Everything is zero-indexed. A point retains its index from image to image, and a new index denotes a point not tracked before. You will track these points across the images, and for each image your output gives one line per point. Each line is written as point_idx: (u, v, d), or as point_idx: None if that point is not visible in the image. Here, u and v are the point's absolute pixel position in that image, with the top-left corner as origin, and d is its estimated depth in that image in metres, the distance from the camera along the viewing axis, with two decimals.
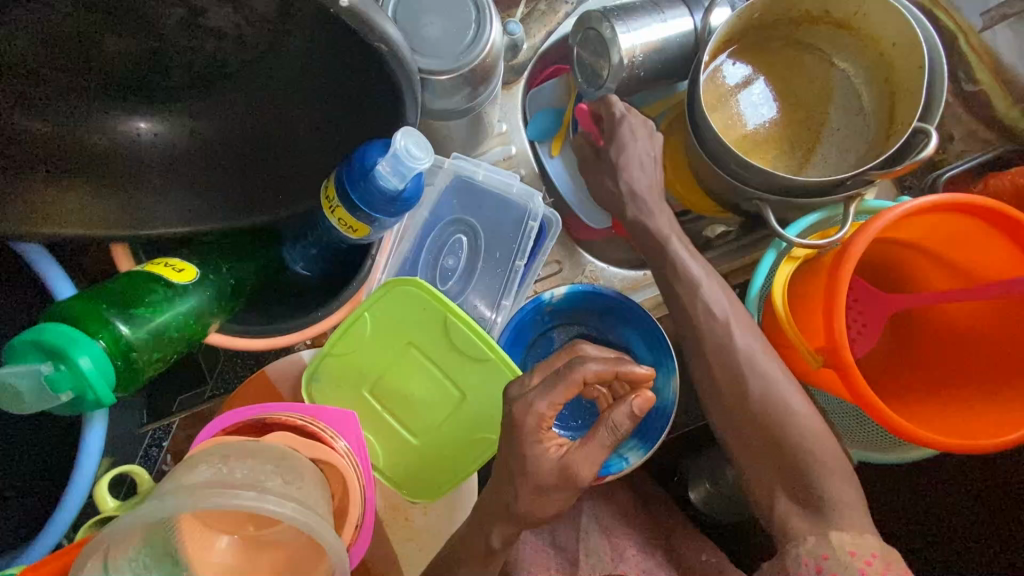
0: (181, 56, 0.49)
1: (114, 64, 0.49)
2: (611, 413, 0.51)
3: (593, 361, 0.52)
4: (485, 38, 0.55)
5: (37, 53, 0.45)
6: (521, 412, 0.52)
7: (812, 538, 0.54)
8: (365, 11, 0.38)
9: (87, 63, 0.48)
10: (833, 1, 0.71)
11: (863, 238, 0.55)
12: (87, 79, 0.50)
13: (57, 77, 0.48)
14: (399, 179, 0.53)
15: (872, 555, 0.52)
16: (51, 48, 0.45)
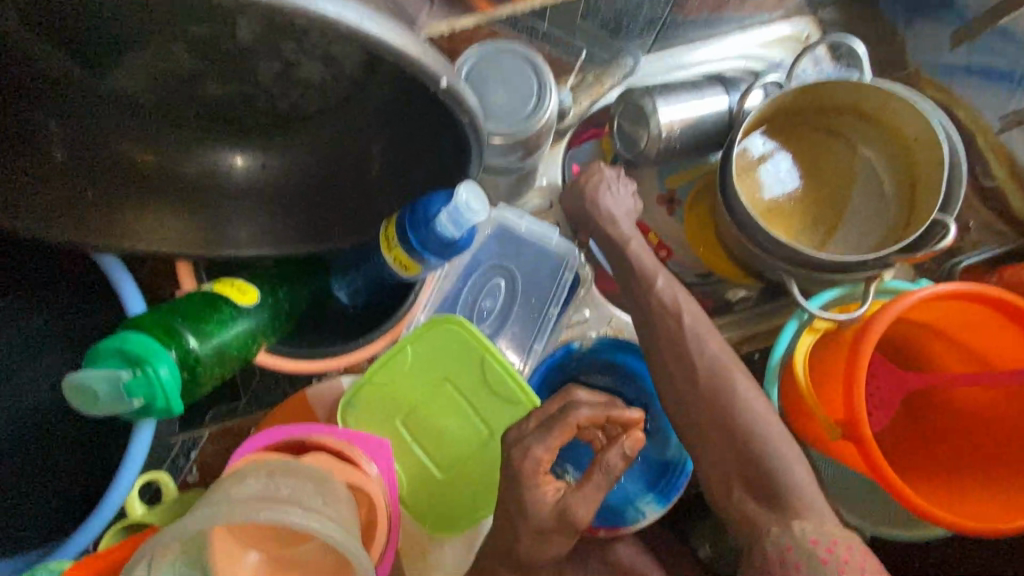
0: (271, 103, 0.54)
1: (209, 102, 0.54)
2: (605, 454, 0.52)
3: (585, 405, 0.54)
4: (544, 108, 0.61)
5: (148, 89, 0.51)
6: (518, 455, 0.53)
7: (776, 529, 0.53)
8: (459, 91, 0.41)
9: (189, 99, 0.53)
10: (860, 95, 0.77)
11: (885, 318, 0.58)
12: (187, 115, 0.55)
13: (159, 109, 0.54)
14: (455, 228, 0.61)
15: (833, 543, 0.52)
16: (160, 85, 0.51)
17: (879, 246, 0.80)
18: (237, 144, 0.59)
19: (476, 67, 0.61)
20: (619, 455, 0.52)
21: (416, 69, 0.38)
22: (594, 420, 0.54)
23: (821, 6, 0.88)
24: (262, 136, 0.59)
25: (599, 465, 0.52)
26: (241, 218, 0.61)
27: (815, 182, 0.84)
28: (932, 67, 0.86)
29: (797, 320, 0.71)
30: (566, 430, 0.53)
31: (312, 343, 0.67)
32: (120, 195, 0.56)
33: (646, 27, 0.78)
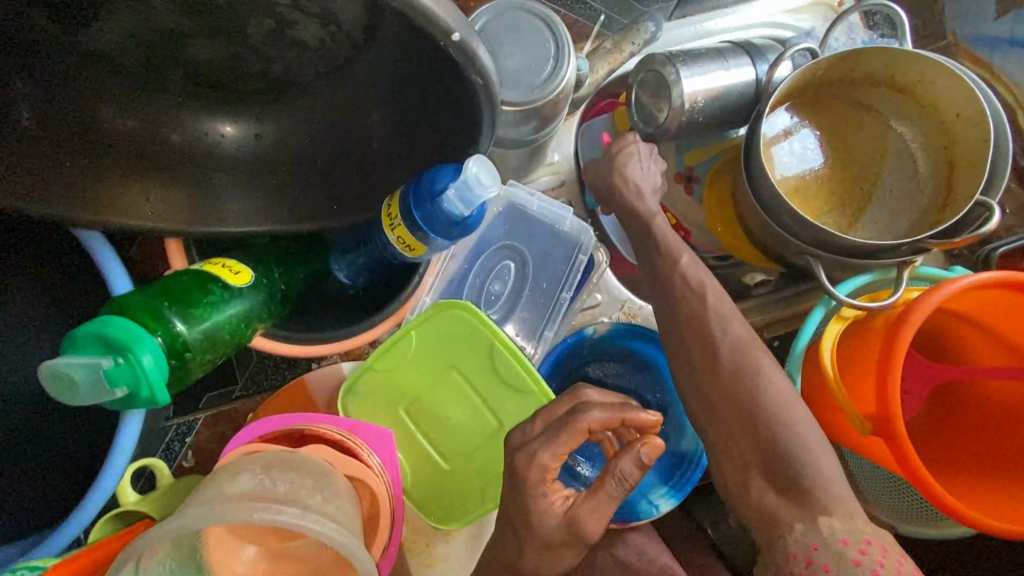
0: (264, 67, 0.49)
1: (194, 64, 0.49)
2: (617, 462, 0.48)
3: (597, 408, 0.50)
4: (562, 75, 0.56)
5: (125, 48, 0.46)
6: (522, 462, 0.49)
7: (800, 526, 0.49)
8: (473, 46, 0.37)
9: (170, 60, 0.48)
10: (899, 67, 0.71)
11: (923, 308, 0.54)
12: (169, 79, 0.50)
13: (137, 70, 0.49)
14: (465, 206, 0.56)
15: (867, 543, 0.47)
16: (137, 43, 0.46)
17: (910, 230, 0.75)
18: (227, 111, 0.55)
19: (484, 29, 0.55)
20: (634, 464, 0.48)
21: (424, 19, 0.34)
22: (609, 422, 0.50)
23: None
24: (255, 103, 0.54)
25: (613, 474, 0.48)
26: (234, 192, 0.57)
27: (844, 160, 0.79)
28: (973, 38, 0.80)
29: (824, 306, 0.68)
30: (576, 433, 0.49)
31: (312, 325, 0.63)
32: (102, 164, 0.52)
33: None
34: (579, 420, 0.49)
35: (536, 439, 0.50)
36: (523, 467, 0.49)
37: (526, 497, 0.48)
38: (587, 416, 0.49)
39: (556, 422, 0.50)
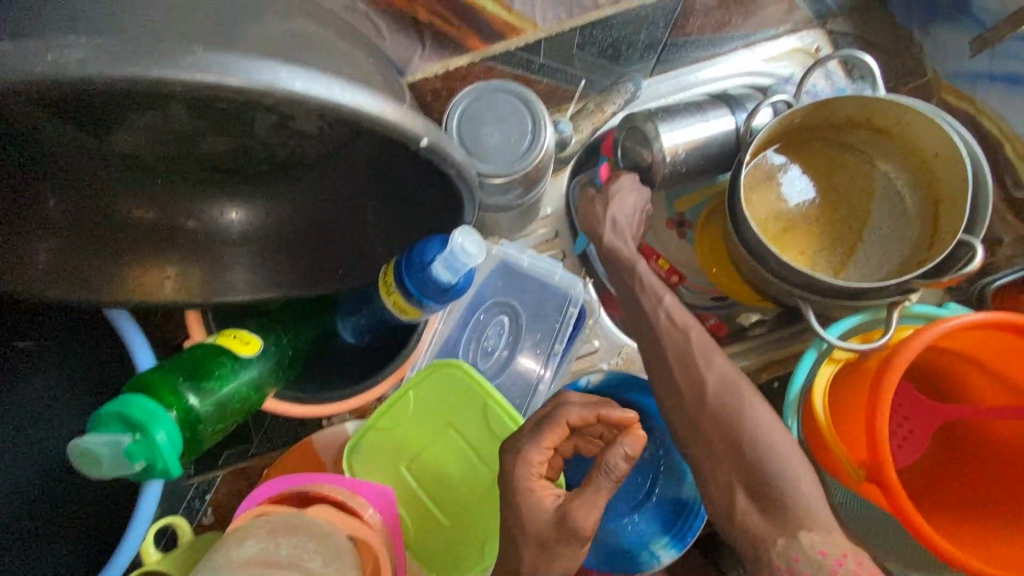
0: (270, 156, 0.54)
1: (209, 156, 0.54)
2: (604, 456, 0.50)
3: (575, 404, 0.54)
4: (540, 145, 0.60)
5: (147, 148, 0.51)
6: (508, 517, 0.51)
7: (782, 540, 0.54)
8: (443, 146, 0.40)
9: (183, 152, 0.52)
10: (875, 112, 0.73)
11: (909, 349, 0.55)
12: (182, 169, 0.55)
13: (154, 165, 0.54)
14: (452, 274, 0.57)
15: (841, 555, 0.53)
16: (157, 143, 0.50)
17: (902, 265, 0.76)
18: (228, 197, 0.59)
19: (467, 111, 0.59)
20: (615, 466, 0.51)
21: (397, 135, 0.37)
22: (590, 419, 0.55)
23: (830, 17, 0.85)
24: (261, 186, 0.59)
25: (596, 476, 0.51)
26: (247, 268, 0.61)
27: (831, 199, 0.80)
28: (951, 75, 0.81)
29: (816, 349, 0.68)
30: (554, 427, 0.53)
31: (321, 387, 0.68)
32: (129, 251, 0.57)
33: (646, 51, 0.76)
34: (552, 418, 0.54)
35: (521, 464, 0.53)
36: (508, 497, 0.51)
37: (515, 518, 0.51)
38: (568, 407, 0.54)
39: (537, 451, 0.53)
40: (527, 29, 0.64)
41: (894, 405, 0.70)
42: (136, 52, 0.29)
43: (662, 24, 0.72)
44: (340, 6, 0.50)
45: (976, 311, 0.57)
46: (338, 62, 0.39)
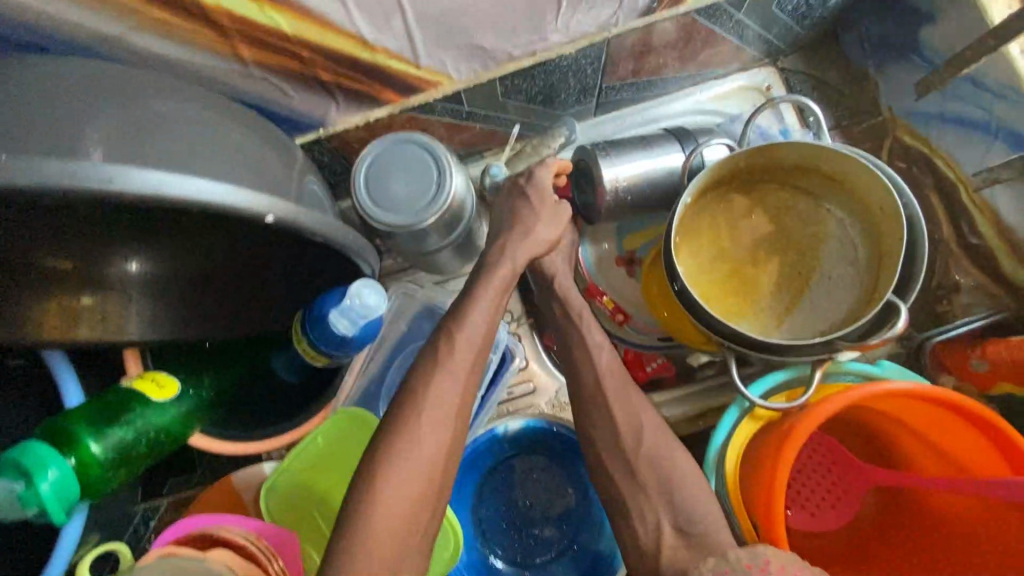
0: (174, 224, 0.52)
1: (122, 219, 0.50)
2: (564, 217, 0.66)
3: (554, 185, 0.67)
4: (446, 193, 0.61)
5: (68, 217, 0.47)
6: None
7: (714, 560, 0.50)
8: (294, 218, 0.42)
9: (107, 219, 0.49)
10: (822, 158, 0.67)
11: (812, 422, 0.55)
12: (105, 228, 0.52)
13: (79, 224, 0.49)
14: (348, 325, 0.57)
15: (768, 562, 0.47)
16: (66, 216, 0.47)
17: (845, 321, 0.68)
18: (138, 252, 0.56)
19: (376, 164, 0.61)
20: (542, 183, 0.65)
21: (237, 212, 0.38)
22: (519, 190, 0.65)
23: (781, 55, 0.84)
24: (165, 245, 0.56)
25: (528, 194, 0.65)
26: (151, 313, 0.60)
27: (778, 246, 0.73)
28: (905, 113, 0.78)
29: (738, 407, 0.66)
30: (472, 340, 0.55)
31: (247, 423, 0.70)
32: (36, 304, 0.55)
33: (581, 95, 0.76)
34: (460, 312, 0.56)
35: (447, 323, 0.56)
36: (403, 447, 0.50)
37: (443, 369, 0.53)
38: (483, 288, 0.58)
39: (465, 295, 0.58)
40: (444, 82, 0.64)
41: (827, 462, 0.68)
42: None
43: (591, 71, 0.71)
44: (234, 74, 0.52)
45: (903, 380, 0.55)
46: (191, 145, 0.42)
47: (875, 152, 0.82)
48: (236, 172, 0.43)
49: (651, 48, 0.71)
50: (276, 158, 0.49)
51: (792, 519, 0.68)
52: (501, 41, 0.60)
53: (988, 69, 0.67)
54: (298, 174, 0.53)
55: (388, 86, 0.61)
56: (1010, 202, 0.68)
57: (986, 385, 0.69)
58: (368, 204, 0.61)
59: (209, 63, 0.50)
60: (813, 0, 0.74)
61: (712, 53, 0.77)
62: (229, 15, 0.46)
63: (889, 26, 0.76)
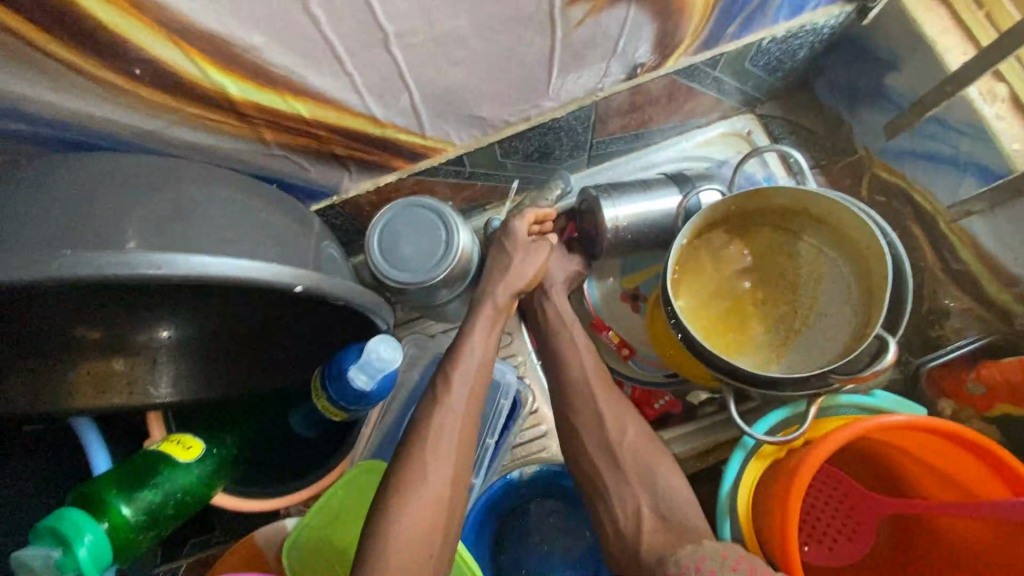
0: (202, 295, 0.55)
1: (154, 294, 0.53)
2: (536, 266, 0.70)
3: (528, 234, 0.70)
4: (454, 251, 0.65)
5: (107, 297, 0.50)
6: None
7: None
8: (320, 285, 0.46)
9: (142, 295, 0.52)
10: (808, 201, 0.72)
11: (816, 457, 0.57)
12: (137, 302, 0.54)
13: (114, 300, 0.52)
14: (367, 379, 0.60)
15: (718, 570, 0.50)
16: (106, 295, 0.50)
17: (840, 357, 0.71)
18: (167, 321, 0.59)
19: (387, 225, 0.65)
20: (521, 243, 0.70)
21: (271, 284, 0.42)
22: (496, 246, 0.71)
23: (758, 103, 0.90)
24: (189, 315, 0.59)
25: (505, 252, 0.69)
26: (178, 376, 0.63)
27: (772, 284, 0.76)
28: (880, 151, 0.83)
29: (743, 449, 0.68)
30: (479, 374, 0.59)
31: (265, 480, 0.72)
32: (71, 377, 0.58)
33: (574, 151, 0.82)
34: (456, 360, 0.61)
35: (451, 362, 0.60)
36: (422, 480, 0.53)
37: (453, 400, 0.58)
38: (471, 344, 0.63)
39: (470, 332, 0.62)
40: (447, 147, 0.69)
41: (839, 495, 0.69)
42: (32, 264, 0.36)
43: (582, 129, 0.76)
44: (256, 153, 0.56)
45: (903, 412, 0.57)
46: (224, 225, 0.46)
47: (855, 187, 0.87)
48: (265, 248, 0.48)
49: (637, 105, 0.76)
50: (296, 229, 0.54)
51: (809, 554, 0.69)
52: (498, 111, 0.66)
53: (949, 110, 0.72)
54: (316, 239, 0.57)
55: (396, 155, 0.66)
56: (985, 231, 0.72)
57: (983, 407, 0.71)
58: (381, 264, 0.65)
59: (236, 147, 0.55)
60: (783, 55, 0.80)
61: (694, 106, 0.83)
62: (255, 107, 0.50)
63: (856, 74, 0.82)
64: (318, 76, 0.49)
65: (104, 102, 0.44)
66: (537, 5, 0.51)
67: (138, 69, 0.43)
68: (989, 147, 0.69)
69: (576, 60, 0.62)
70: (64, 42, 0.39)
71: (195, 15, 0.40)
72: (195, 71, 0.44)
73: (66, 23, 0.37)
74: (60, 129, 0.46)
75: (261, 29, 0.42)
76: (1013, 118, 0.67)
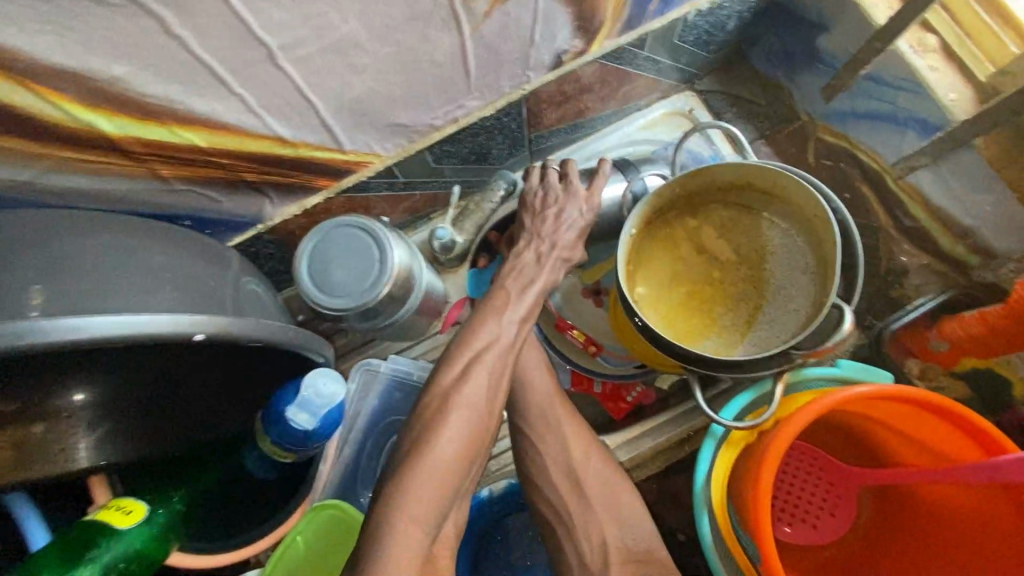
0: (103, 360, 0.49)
1: (53, 366, 0.47)
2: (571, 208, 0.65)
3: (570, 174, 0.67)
4: (390, 267, 0.61)
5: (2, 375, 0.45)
6: None
7: None
8: (227, 330, 0.42)
9: (40, 370, 0.47)
10: (750, 173, 0.69)
11: (785, 436, 0.55)
12: (42, 375, 0.48)
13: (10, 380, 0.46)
14: (308, 417, 0.56)
15: None
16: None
17: (802, 329, 0.69)
18: (81, 386, 0.52)
19: (317, 249, 0.61)
20: (584, 207, 0.65)
21: (165, 337, 0.39)
22: (532, 210, 0.65)
23: (696, 79, 0.88)
24: (103, 380, 0.53)
25: (552, 214, 0.65)
26: (106, 437, 0.59)
27: (728, 262, 0.74)
28: (822, 116, 0.82)
29: (713, 436, 0.65)
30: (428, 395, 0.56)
31: (228, 531, 0.69)
32: None
33: (513, 149, 0.79)
34: (490, 335, 0.56)
35: None
36: (402, 505, 0.47)
37: (443, 414, 0.52)
38: (508, 316, 0.58)
39: None
40: (373, 160, 0.65)
41: (817, 472, 0.68)
42: None
43: (516, 124, 0.73)
44: (157, 192, 0.52)
45: (866, 382, 0.55)
46: (117, 275, 0.42)
47: (802, 154, 0.85)
48: (168, 295, 0.44)
49: (571, 93, 0.74)
50: (207, 268, 0.50)
51: (793, 537, 0.67)
52: (419, 116, 0.62)
53: (883, 67, 0.70)
54: (236, 275, 0.54)
55: (318, 174, 0.62)
56: (932, 186, 0.71)
57: (950, 363, 0.70)
58: (314, 291, 0.61)
59: (132, 188, 0.50)
60: (712, 27, 0.78)
61: (629, 90, 0.81)
62: (139, 141, 0.46)
63: (789, 39, 0.80)
64: (202, 101, 0.45)
65: None
66: (434, 0, 0.47)
67: None
68: (925, 100, 0.66)
69: (492, 55, 0.59)
70: None
71: (36, 50, 0.35)
72: (58, 114, 0.40)
73: None
74: None
75: (121, 57, 0.38)
76: (946, 68, 0.65)
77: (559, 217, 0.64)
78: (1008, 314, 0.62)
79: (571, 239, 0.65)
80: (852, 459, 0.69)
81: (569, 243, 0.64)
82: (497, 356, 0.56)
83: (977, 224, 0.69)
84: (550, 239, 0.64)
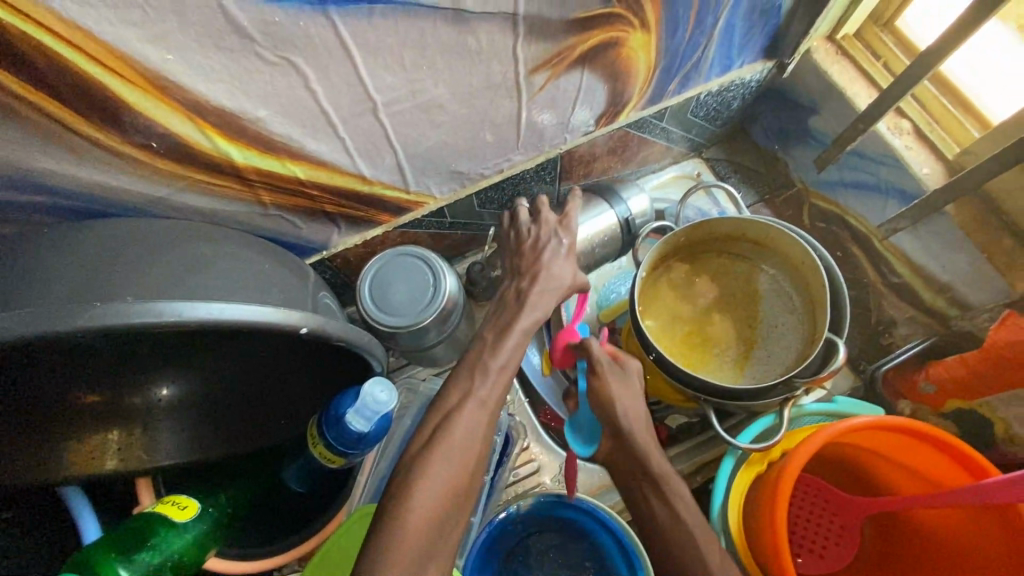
0: (196, 344, 0.56)
1: (169, 342, 0.54)
2: (544, 235, 0.71)
3: (542, 206, 0.74)
4: (442, 289, 0.69)
5: (126, 346, 0.52)
6: None
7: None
8: (322, 327, 0.49)
9: (149, 349, 0.55)
10: (747, 227, 0.79)
11: (796, 453, 0.61)
12: (146, 357, 0.56)
13: (120, 359, 0.55)
14: (365, 421, 0.62)
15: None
16: (121, 348, 0.52)
17: (796, 364, 0.77)
18: (165, 378, 0.61)
19: (378, 271, 0.69)
20: (561, 235, 0.71)
21: (276, 327, 0.46)
22: (511, 249, 0.72)
23: (704, 149, 1.01)
24: (185, 372, 0.62)
25: (529, 246, 0.70)
26: (177, 437, 0.65)
27: (727, 305, 0.83)
28: (815, 184, 0.94)
29: (730, 456, 0.72)
30: None
31: (263, 539, 0.72)
32: (68, 451, 0.59)
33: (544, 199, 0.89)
34: (459, 395, 0.54)
35: None
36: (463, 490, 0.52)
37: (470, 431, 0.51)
38: (485, 367, 0.56)
39: None
40: (429, 201, 0.75)
41: (820, 501, 0.73)
42: (65, 315, 0.38)
43: (551, 177, 0.84)
44: (255, 215, 0.61)
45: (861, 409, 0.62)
46: (233, 277, 0.50)
47: (798, 216, 0.97)
48: (269, 297, 0.52)
49: (597, 154, 0.85)
50: (295, 281, 0.58)
51: (802, 564, 0.71)
52: (474, 166, 0.72)
53: (866, 145, 0.82)
54: (313, 290, 0.61)
55: (383, 210, 0.71)
56: (913, 245, 0.81)
57: (938, 404, 0.77)
58: (372, 308, 0.69)
59: (235, 210, 0.59)
60: (720, 106, 0.91)
61: (647, 154, 0.93)
62: (256, 171, 0.55)
63: (784, 119, 0.94)
64: (314, 142, 0.55)
65: (120, 173, 0.48)
66: (503, 74, 0.59)
67: (156, 142, 0.47)
68: (903, 172, 0.78)
69: (540, 118, 0.70)
70: (94, 122, 0.43)
71: (211, 95, 0.45)
72: (207, 143, 0.49)
73: (95, 103, 0.42)
74: (76, 199, 0.49)
75: (267, 104, 0.48)
76: (919, 147, 0.77)
77: (536, 246, 0.70)
78: (987, 359, 0.71)
79: (559, 262, 0.68)
80: (853, 490, 0.74)
81: (555, 274, 0.67)
82: (470, 414, 0.52)
83: (953, 280, 0.78)
84: (530, 268, 0.68)
